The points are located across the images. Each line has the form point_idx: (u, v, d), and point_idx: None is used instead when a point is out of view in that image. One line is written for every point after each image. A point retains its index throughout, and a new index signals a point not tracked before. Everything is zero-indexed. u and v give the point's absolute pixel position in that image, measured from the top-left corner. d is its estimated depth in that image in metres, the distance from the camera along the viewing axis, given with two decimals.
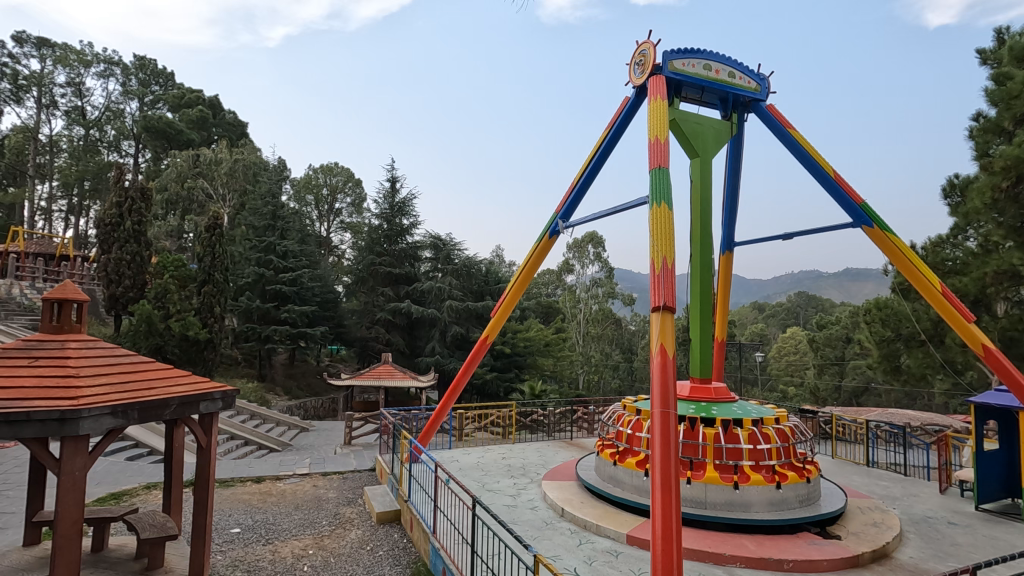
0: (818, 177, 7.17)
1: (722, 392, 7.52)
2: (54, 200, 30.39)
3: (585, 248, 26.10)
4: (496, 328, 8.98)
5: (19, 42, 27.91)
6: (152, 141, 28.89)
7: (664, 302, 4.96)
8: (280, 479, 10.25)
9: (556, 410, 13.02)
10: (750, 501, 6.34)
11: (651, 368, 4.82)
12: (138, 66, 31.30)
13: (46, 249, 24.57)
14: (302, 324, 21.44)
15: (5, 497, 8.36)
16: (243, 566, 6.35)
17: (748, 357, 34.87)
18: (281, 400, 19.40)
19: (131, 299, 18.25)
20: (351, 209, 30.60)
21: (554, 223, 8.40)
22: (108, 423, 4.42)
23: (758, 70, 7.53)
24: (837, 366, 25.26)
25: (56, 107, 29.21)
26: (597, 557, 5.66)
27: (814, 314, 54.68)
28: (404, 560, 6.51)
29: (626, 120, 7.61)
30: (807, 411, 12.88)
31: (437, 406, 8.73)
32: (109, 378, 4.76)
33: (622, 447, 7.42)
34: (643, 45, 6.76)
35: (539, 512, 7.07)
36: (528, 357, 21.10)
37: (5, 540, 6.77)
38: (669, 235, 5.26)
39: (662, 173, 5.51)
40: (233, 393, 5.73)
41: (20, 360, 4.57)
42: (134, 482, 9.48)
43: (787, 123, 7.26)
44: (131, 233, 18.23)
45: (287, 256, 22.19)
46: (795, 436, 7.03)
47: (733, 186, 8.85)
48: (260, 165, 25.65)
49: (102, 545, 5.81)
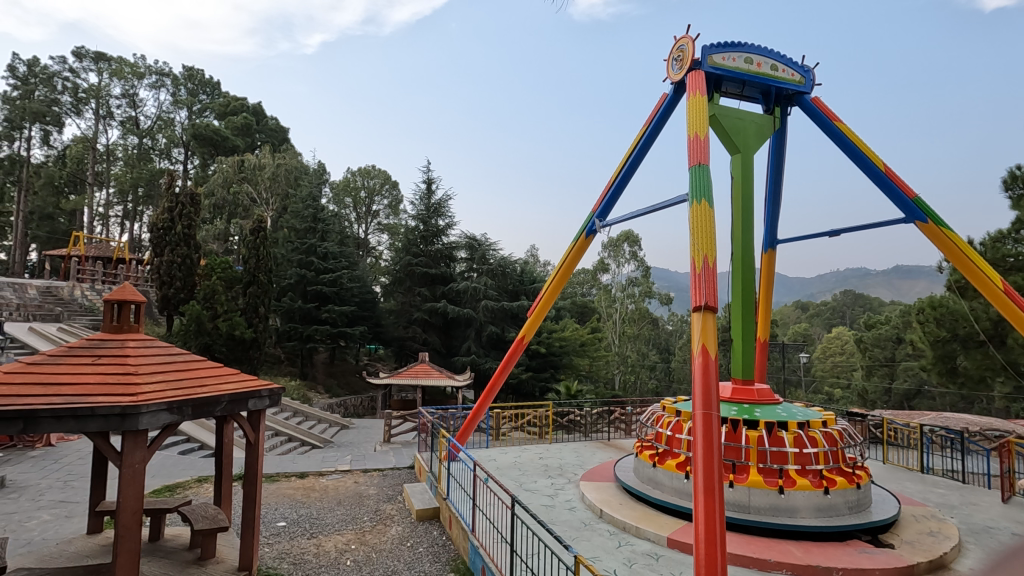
0: (868, 172, 6.90)
1: (766, 394, 7.30)
2: (111, 206, 31.92)
3: (620, 247, 25.84)
4: (533, 327, 8.96)
5: (79, 58, 29.51)
6: (200, 148, 30.11)
7: (706, 302, 4.86)
8: (323, 475, 10.54)
9: (593, 410, 12.95)
10: (796, 507, 6.17)
11: (692, 369, 4.74)
12: (187, 76, 32.69)
13: (104, 253, 25.89)
14: (342, 324, 22.00)
15: (71, 487, 8.86)
16: (290, 558, 6.55)
17: (792, 358, 33.74)
18: (322, 398, 19.87)
19: (182, 300, 19.11)
20: (388, 210, 31.18)
21: (591, 222, 8.34)
22: (165, 419, 4.64)
23: (802, 62, 7.29)
24: (887, 367, 24.30)
25: (112, 117, 30.79)
26: (637, 560, 5.59)
27: (861, 314, 52.32)
28: (444, 557, 6.59)
29: (664, 117, 7.50)
30: (855, 412, 12.20)
31: (475, 405, 8.75)
32: (165, 376, 4.98)
33: (662, 449, 7.33)
34: (682, 39, 6.64)
35: (577, 513, 7.04)
36: (564, 357, 21.01)
37: (72, 527, 7.19)
38: (710, 234, 5.16)
39: (702, 169, 5.40)
40: (280, 391, 5.91)
41: (85, 358, 4.84)
42: (186, 476, 9.90)
43: (833, 116, 7.02)
44: (182, 237, 18.99)
45: (327, 257, 22.77)
46: (845, 440, 6.79)
47: (776, 183, 8.62)
48: (301, 170, 26.41)
49: (159, 534, 6.10)
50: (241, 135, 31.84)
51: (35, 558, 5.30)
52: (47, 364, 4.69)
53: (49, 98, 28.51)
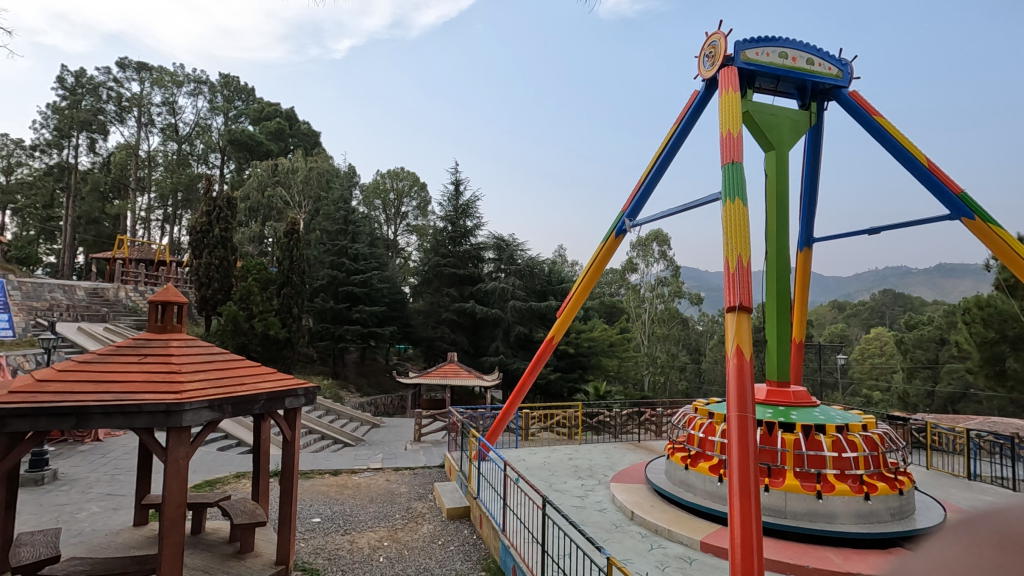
0: (911, 167, 6.67)
1: (802, 396, 7.11)
2: (152, 210, 33.11)
3: (649, 247, 25.56)
4: (562, 327, 8.95)
5: (123, 68, 30.67)
6: (236, 152, 31.09)
7: (740, 302, 4.78)
8: (355, 472, 10.74)
9: (622, 411, 12.87)
10: (834, 513, 6.00)
11: (727, 370, 4.67)
12: (223, 83, 33.66)
13: (147, 255, 26.90)
14: (372, 324, 22.39)
15: (118, 481, 9.24)
16: (325, 554, 6.69)
17: (829, 360, 32.79)
18: (353, 397, 20.22)
19: (219, 301, 19.70)
20: (416, 212, 31.55)
21: (621, 222, 8.27)
22: (207, 415, 4.81)
23: (840, 55, 7.09)
24: (930, 370, 23.38)
25: (153, 125, 31.96)
26: (670, 563, 5.52)
27: (901, 314, 50.32)
28: (475, 556, 6.63)
29: (695, 114, 7.39)
30: (896, 416, 11.59)
31: (504, 405, 8.77)
32: (207, 374, 5.16)
33: (695, 451, 7.20)
34: (714, 35, 6.54)
35: (608, 514, 7.01)
36: (593, 357, 20.95)
37: (118, 519, 7.48)
38: (744, 233, 5.07)
39: (735, 167, 5.31)
40: (315, 390, 6.04)
41: (132, 357, 5.04)
42: (225, 471, 10.21)
43: (872, 109, 6.82)
44: (219, 240, 19.56)
45: (357, 258, 23.16)
46: (886, 444, 6.55)
47: (812, 180, 8.40)
48: (332, 172, 26.90)
49: (201, 528, 6.31)
50: (275, 139, 32.70)
51: (87, 548, 5.55)
52: (96, 363, 4.90)
53: (95, 107, 29.71)
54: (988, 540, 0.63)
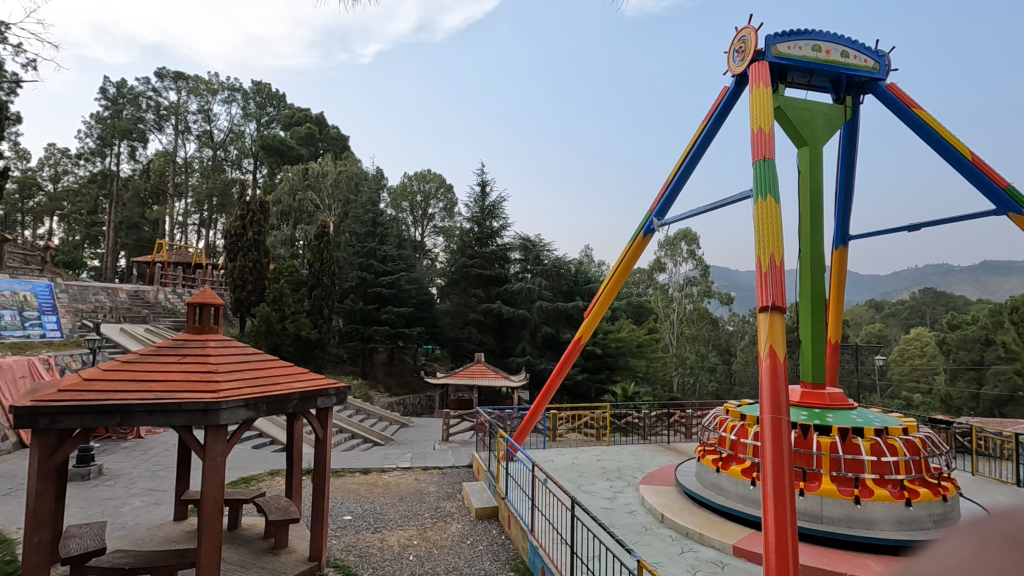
0: (953, 160, 6.42)
1: (839, 398, 6.90)
2: (189, 215, 34.19)
3: (677, 246, 25.21)
4: (590, 328, 8.90)
5: (161, 78, 31.74)
6: (269, 157, 31.88)
7: (773, 302, 4.68)
8: (385, 471, 10.89)
9: (651, 412, 12.72)
10: (874, 519, 5.82)
11: (760, 370, 4.58)
12: (256, 90, 34.57)
13: (184, 259, 27.81)
14: (400, 325, 22.67)
15: (159, 477, 9.57)
16: (356, 551, 6.80)
17: (867, 360, 31.78)
18: (382, 397, 20.47)
19: (253, 302, 20.19)
20: (443, 213, 31.79)
21: (649, 221, 8.18)
22: (243, 414, 4.93)
23: (876, 47, 6.88)
24: (975, 371, 22.45)
25: (190, 132, 32.95)
26: (701, 568, 5.44)
27: (944, 314, 48.41)
28: (503, 556, 6.64)
29: (724, 111, 7.26)
30: (939, 419, 11.13)
31: (532, 405, 8.76)
32: (242, 374, 5.31)
33: (726, 453, 7.06)
34: (744, 30, 6.42)
35: (638, 516, 6.94)
36: (620, 358, 20.79)
37: (159, 514, 7.75)
38: (777, 230, 4.95)
39: (767, 164, 5.21)
40: (346, 390, 6.14)
41: (171, 357, 5.22)
42: (259, 469, 10.47)
43: (911, 102, 6.60)
44: (252, 243, 20.04)
45: (386, 260, 23.47)
46: (929, 448, 6.32)
47: (847, 176, 8.17)
48: (361, 176, 27.34)
49: (237, 523, 6.49)
50: (305, 144, 33.36)
51: (130, 541, 5.76)
52: (138, 362, 5.09)
53: (135, 116, 30.82)
54: (994, 539, 0.62)
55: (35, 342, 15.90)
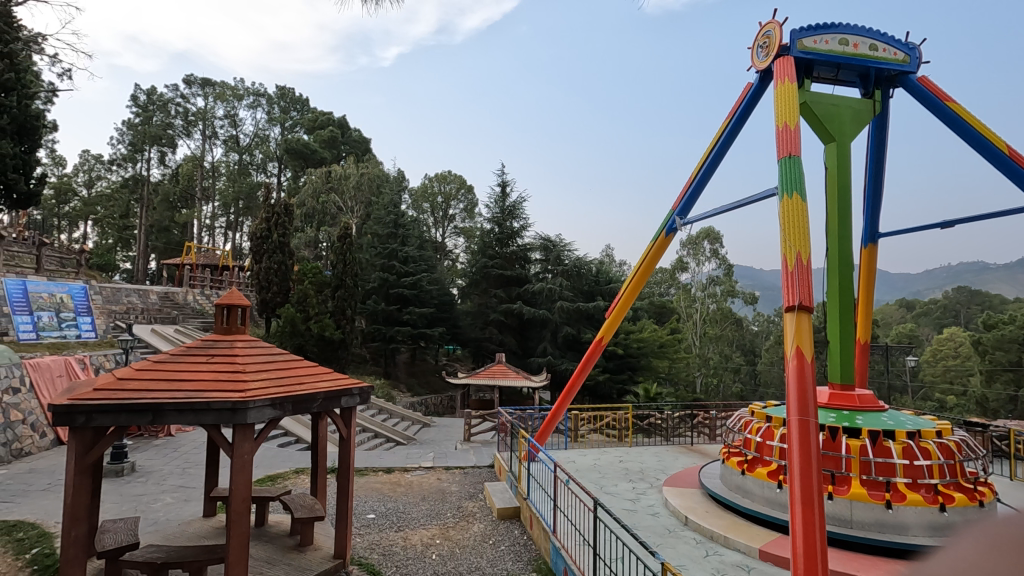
0: (988, 154, 6.21)
1: (869, 400, 6.73)
2: (216, 218, 34.99)
3: (700, 245, 24.91)
4: (612, 328, 8.84)
5: (189, 84, 32.55)
6: (293, 161, 32.45)
7: (800, 301, 4.59)
8: (408, 471, 10.98)
9: (674, 413, 12.59)
10: (906, 524, 5.66)
11: (786, 371, 4.50)
12: (280, 95, 35.23)
13: (212, 261, 28.45)
14: (421, 325, 22.84)
15: (188, 474, 9.81)
16: (379, 549, 6.87)
17: (898, 361, 30.93)
18: (404, 396, 20.64)
19: (277, 304, 20.53)
20: (464, 214, 31.96)
21: (672, 220, 8.10)
22: (270, 414, 5.03)
23: (907, 39, 6.70)
24: (1012, 373, 21.67)
25: (216, 137, 33.67)
26: (727, 571, 5.36)
27: (980, 314, 46.79)
28: (526, 557, 6.64)
29: (749, 107, 7.15)
30: (974, 422, 10.79)
31: (554, 405, 8.73)
32: (269, 374, 5.41)
33: (751, 456, 6.93)
34: (768, 25, 6.31)
35: (661, 519, 6.86)
36: (642, 358, 20.64)
37: (189, 510, 7.93)
38: (803, 228, 4.86)
39: (793, 160, 5.10)
40: (369, 390, 6.21)
41: (201, 357, 5.34)
42: (285, 467, 10.66)
43: (943, 95, 6.41)
44: (277, 245, 20.39)
45: (408, 261, 23.67)
46: (964, 452, 6.14)
47: (876, 172, 7.98)
48: (383, 177, 27.61)
49: (264, 520, 6.60)
50: (328, 147, 33.82)
51: (162, 536, 5.92)
52: (169, 362, 5.23)
53: (164, 122, 31.64)
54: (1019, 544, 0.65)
55: (71, 342, 16.45)
